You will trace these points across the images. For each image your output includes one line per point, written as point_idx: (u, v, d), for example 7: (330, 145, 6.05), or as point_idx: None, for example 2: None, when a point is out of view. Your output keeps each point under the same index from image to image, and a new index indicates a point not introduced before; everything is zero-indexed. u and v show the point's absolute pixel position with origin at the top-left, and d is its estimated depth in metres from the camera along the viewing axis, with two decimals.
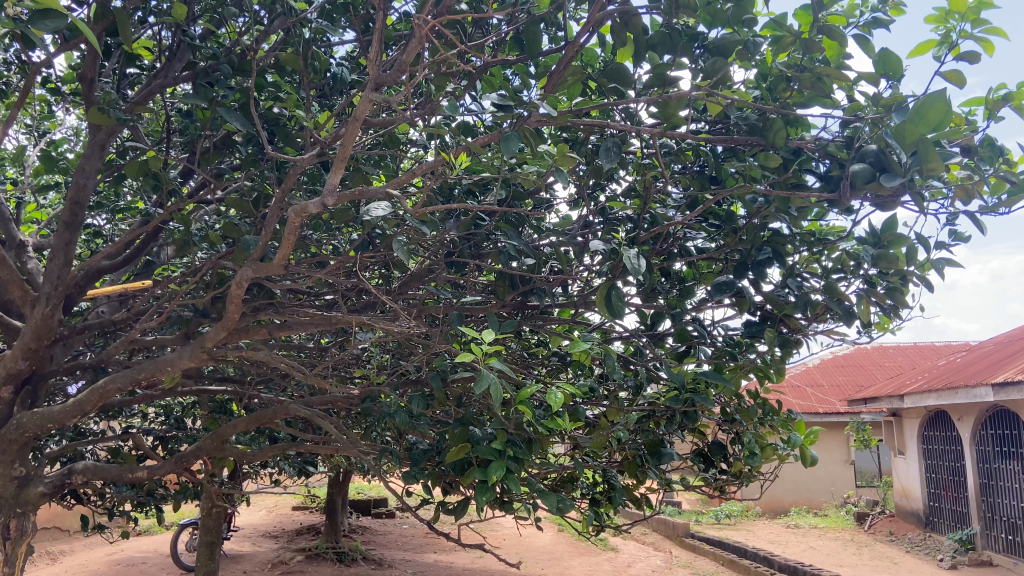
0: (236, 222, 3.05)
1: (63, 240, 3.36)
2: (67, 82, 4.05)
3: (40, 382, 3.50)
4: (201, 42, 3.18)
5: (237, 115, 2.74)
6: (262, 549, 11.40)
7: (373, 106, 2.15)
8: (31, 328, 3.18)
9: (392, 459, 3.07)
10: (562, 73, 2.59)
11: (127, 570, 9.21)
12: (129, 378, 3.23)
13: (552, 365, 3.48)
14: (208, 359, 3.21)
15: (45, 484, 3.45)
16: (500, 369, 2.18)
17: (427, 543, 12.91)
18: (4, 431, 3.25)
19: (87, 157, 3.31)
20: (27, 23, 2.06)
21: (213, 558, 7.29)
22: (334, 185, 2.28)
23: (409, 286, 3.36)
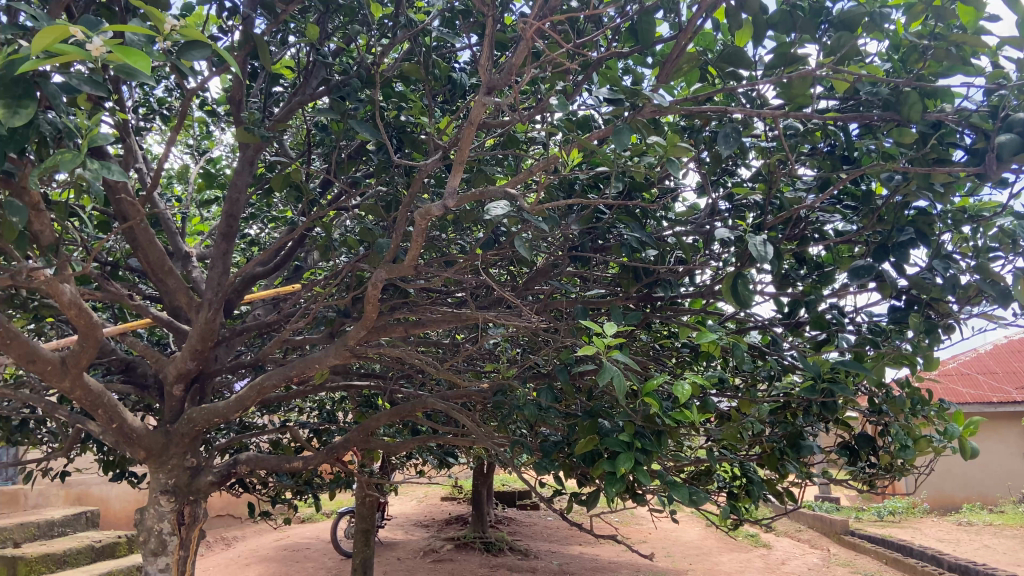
0: (371, 228, 3.23)
1: (221, 250, 3.67)
2: (221, 104, 4.43)
3: (207, 380, 3.82)
4: (334, 59, 3.38)
5: (367, 125, 2.89)
6: (415, 538, 11.90)
7: (487, 110, 2.20)
8: (196, 333, 3.43)
9: (525, 451, 3.11)
10: (676, 61, 2.56)
11: (293, 555, 9.91)
12: (282, 375, 3.47)
13: (683, 357, 3.43)
14: (351, 357, 3.39)
15: (213, 473, 3.75)
16: (624, 361, 2.19)
17: (572, 535, 13.01)
18: (177, 425, 3.58)
19: (240, 173, 3.61)
20: (177, 55, 2.20)
21: (369, 545, 7.70)
22: (454, 187, 2.35)
23: (534, 282, 3.40)
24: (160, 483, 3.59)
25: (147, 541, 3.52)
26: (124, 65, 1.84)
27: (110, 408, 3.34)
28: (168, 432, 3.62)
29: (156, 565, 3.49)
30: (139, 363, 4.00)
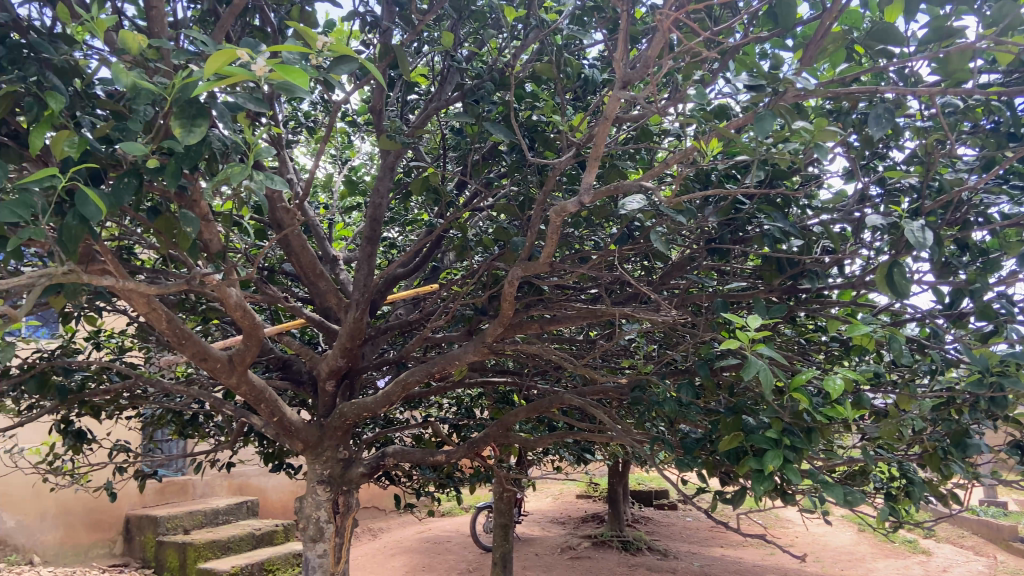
0: (506, 227, 3.28)
1: (365, 252, 3.85)
2: (361, 114, 4.64)
3: (355, 377, 4.01)
4: (467, 63, 3.46)
5: (501, 127, 2.94)
6: (552, 534, 12.00)
7: (622, 104, 2.18)
8: (346, 331, 3.61)
9: (666, 448, 3.07)
10: (820, 42, 2.45)
11: (436, 548, 10.24)
12: (424, 371, 3.59)
13: (831, 352, 3.27)
14: (490, 353, 3.46)
15: (364, 465, 3.92)
16: (770, 355, 2.12)
17: (713, 536, 12.69)
18: (330, 419, 3.78)
19: (381, 179, 3.76)
20: (327, 71, 2.34)
21: (508, 540, 7.82)
22: (590, 183, 2.36)
23: (670, 276, 3.35)
24: (316, 473, 3.80)
25: (307, 527, 3.72)
26: (284, 82, 1.96)
27: (271, 403, 3.58)
28: (323, 425, 3.82)
29: (315, 551, 3.70)
30: (293, 361, 4.26)
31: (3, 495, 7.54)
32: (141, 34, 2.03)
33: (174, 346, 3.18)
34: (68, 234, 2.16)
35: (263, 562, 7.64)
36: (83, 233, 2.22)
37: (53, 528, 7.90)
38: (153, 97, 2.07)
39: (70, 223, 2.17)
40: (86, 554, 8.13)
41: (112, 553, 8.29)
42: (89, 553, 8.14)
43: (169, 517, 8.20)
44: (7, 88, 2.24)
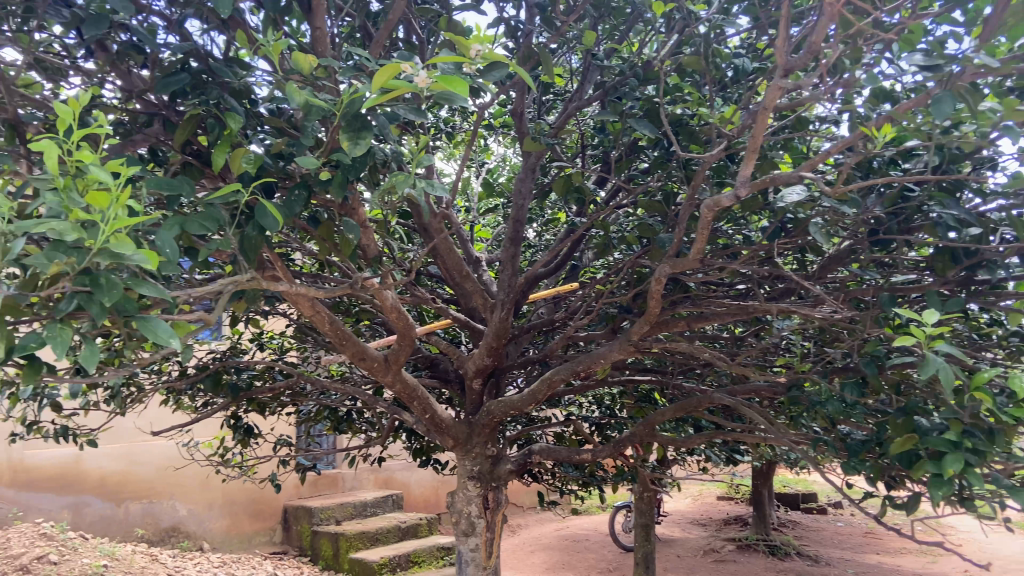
0: (652, 223, 3.24)
1: (509, 253, 3.86)
2: (498, 117, 4.71)
3: (501, 375, 4.07)
4: (608, 60, 3.45)
5: (647, 123, 2.91)
6: (693, 536, 11.75)
7: (783, 93, 2.11)
8: (492, 331, 3.67)
9: (828, 449, 2.94)
10: (1000, 14, 2.26)
11: (575, 546, 10.27)
12: (570, 369, 3.60)
13: (1013, 348, 3.02)
14: (636, 351, 3.43)
15: (512, 462, 3.98)
16: (950, 353, 1.99)
17: (867, 543, 12.00)
18: (478, 416, 3.86)
19: (523, 180, 3.76)
20: (480, 78, 2.37)
21: (649, 540, 7.73)
22: (747, 176, 2.29)
23: (828, 270, 3.20)
24: (467, 469, 3.91)
25: (459, 521, 3.85)
26: (444, 92, 2.02)
27: (423, 400, 3.72)
28: (471, 422, 3.92)
29: (467, 545, 3.83)
30: (441, 359, 4.39)
31: (177, 485, 8.20)
32: (311, 54, 2.15)
33: (335, 346, 3.37)
34: (248, 243, 2.36)
35: (409, 554, 8.02)
36: (261, 243, 2.42)
37: (220, 516, 8.53)
38: (323, 114, 2.20)
39: (250, 234, 2.36)
40: (251, 542, 8.74)
41: (273, 541, 8.88)
42: (253, 540, 8.74)
43: (322, 508, 8.70)
44: (193, 111, 2.45)
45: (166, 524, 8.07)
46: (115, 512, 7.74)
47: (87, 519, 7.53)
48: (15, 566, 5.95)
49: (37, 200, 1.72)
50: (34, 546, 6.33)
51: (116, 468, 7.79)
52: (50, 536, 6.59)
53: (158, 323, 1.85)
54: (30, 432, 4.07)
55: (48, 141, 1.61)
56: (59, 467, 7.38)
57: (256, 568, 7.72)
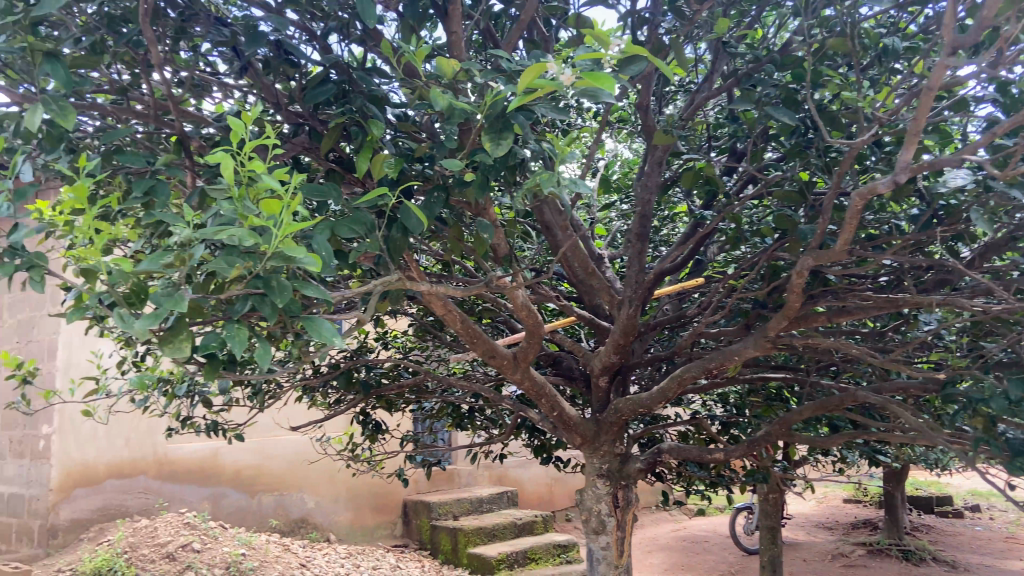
0: (790, 214, 3.15)
1: (636, 249, 3.79)
2: (617, 111, 4.66)
3: (628, 373, 4.01)
4: (740, 48, 3.36)
5: (787, 112, 2.82)
6: (819, 540, 11.29)
7: (951, 71, 2.03)
8: (619, 329, 3.62)
9: (988, 449, 2.78)
10: None
11: (695, 547, 10.08)
12: (702, 367, 3.50)
13: None
14: (772, 348, 3.32)
15: (641, 461, 3.91)
16: None
17: (1013, 551, 11.18)
18: (606, 414, 3.84)
19: (649, 175, 3.67)
20: (617, 73, 2.30)
21: (775, 543, 7.49)
22: (908, 160, 2.22)
23: (987, 258, 3.01)
24: (595, 467, 3.89)
25: (589, 519, 3.84)
26: (588, 89, 2.02)
27: (551, 398, 3.73)
28: (599, 420, 3.90)
29: (598, 543, 3.83)
30: (564, 357, 4.38)
31: (305, 478, 8.58)
32: (453, 58, 2.18)
33: (466, 345, 3.43)
34: (393, 245, 2.45)
35: (526, 550, 8.10)
36: (405, 244, 2.51)
37: (345, 509, 8.85)
38: (467, 116, 2.25)
39: (395, 236, 2.45)
40: (373, 534, 9.05)
41: (394, 534, 9.18)
42: (376, 533, 9.05)
43: (440, 504, 8.90)
44: (338, 119, 2.57)
45: (295, 515, 8.45)
46: (249, 503, 8.15)
47: (225, 509, 7.97)
48: (165, 552, 6.39)
49: (215, 209, 1.85)
50: (181, 533, 6.78)
51: (250, 461, 8.20)
52: (194, 525, 7.00)
53: (322, 323, 1.96)
54: (184, 427, 4.35)
55: (225, 154, 1.72)
56: (199, 460, 7.82)
57: (380, 560, 7.99)
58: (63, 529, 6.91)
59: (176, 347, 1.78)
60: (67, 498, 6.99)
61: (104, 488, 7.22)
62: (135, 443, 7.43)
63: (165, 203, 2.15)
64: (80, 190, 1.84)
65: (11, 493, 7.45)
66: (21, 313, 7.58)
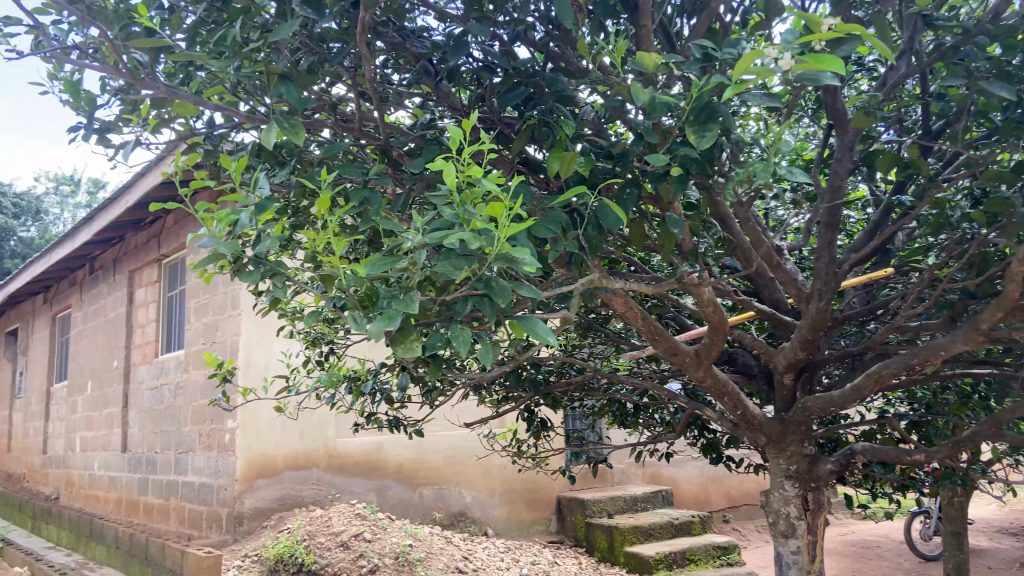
0: (1006, 197, 2.92)
1: (825, 240, 3.57)
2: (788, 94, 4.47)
3: (815, 370, 3.82)
4: (940, 20, 3.14)
5: (1009, 86, 2.61)
6: (1006, 548, 10.36)
7: None
8: (808, 323, 3.46)
9: None
10: None
11: (865, 552, 9.52)
12: (903, 363, 3.28)
13: None
14: (986, 342, 3.06)
15: (833, 462, 3.73)
16: None
17: None
18: (793, 413, 3.68)
19: (840, 161, 3.44)
20: (829, 53, 2.25)
21: (961, 551, 6.93)
22: None
23: None
24: (782, 468, 3.76)
25: (777, 522, 3.71)
26: (807, 72, 1.99)
27: (734, 396, 3.63)
28: (785, 419, 3.76)
29: (787, 547, 3.68)
30: (741, 353, 4.24)
31: (463, 473, 8.70)
32: (656, 52, 2.19)
33: (648, 342, 3.38)
34: (591, 243, 2.46)
35: (686, 550, 7.93)
36: (602, 242, 2.52)
37: (501, 504, 8.93)
38: (669, 109, 2.24)
39: (592, 234, 2.46)
40: (529, 530, 9.12)
41: (549, 530, 9.22)
42: (532, 529, 9.13)
43: (595, 501, 8.89)
44: (530, 122, 2.62)
45: (454, 509, 8.60)
46: (411, 496, 8.34)
47: (391, 501, 8.21)
48: (340, 540, 6.68)
49: (437, 214, 1.93)
50: (353, 523, 7.01)
51: (411, 454, 8.40)
52: (364, 515, 7.19)
53: (537, 322, 2.00)
54: (368, 422, 4.58)
55: (450, 159, 1.80)
56: (364, 453, 8.07)
57: (538, 555, 8.06)
58: (248, 517, 7.47)
59: (406, 347, 1.90)
60: (250, 489, 7.54)
61: (282, 478, 7.68)
62: (309, 437, 7.81)
63: (378, 212, 2.31)
64: (325, 201, 2.13)
65: (202, 482, 8.12)
66: (207, 316, 8.24)
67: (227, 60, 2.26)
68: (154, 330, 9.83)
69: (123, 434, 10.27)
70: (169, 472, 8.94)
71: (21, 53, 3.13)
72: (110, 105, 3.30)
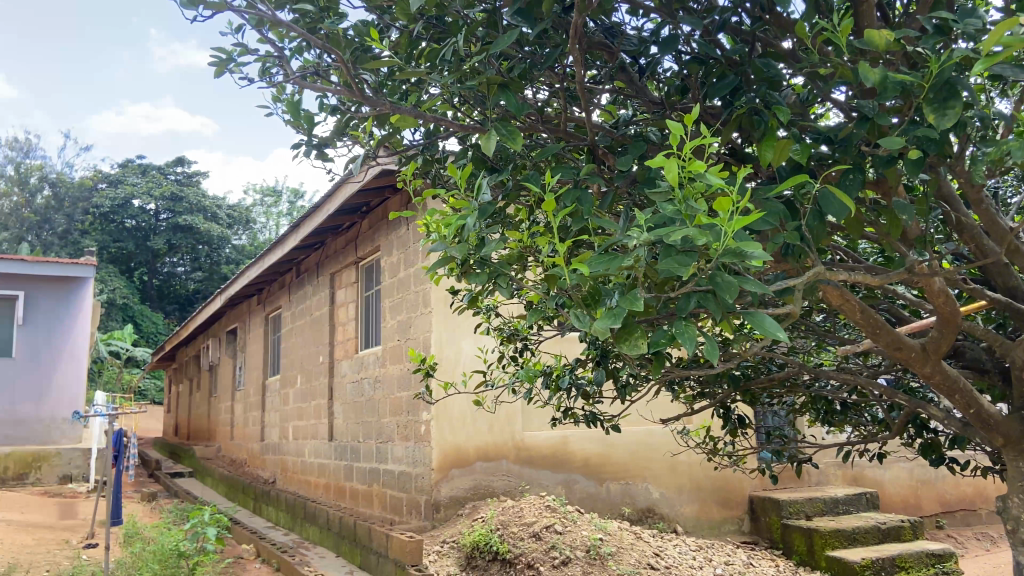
0: None
1: None
2: None
3: None
4: None
5: None
6: None
7: None
8: None
9: None
10: None
11: None
12: None
13: None
14: None
15: None
16: None
17: None
18: None
19: None
20: None
21: None
22: None
23: None
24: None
25: (1018, 530, 3.38)
26: None
27: (967, 393, 3.32)
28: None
29: None
30: (968, 346, 3.88)
31: (650, 468, 8.58)
32: (886, 28, 2.06)
33: (866, 337, 3.16)
34: (812, 234, 2.35)
35: (896, 558, 7.38)
36: (824, 231, 2.40)
37: (691, 501, 8.75)
38: (898, 89, 2.10)
39: (812, 223, 2.35)
40: (721, 529, 8.87)
41: (742, 530, 8.93)
42: (724, 528, 8.88)
43: (791, 502, 8.49)
44: (739, 111, 2.50)
45: (643, 505, 8.51)
46: (599, 490, 8.32)
47: (578, 495, 8.21)
48: (532, 531, 6.82)
49: (658, 210, 1.93)
50: (544, 514, 7.11)
51: (596, 449, 8.37)
52: (554, 507, 7.29)
53: (765, 317, 1.93)
54: (566, 417, 4.63)
55: (674, 157, 1.78)
56: (553, 446, 8.18)
57: (732, 555, 7.81)
58: (445, 505, 7.82)
59: (632, 344, 1.98)
60: (446, 477, 7.89)
61: (475, 468, 7.94)
62: (497, 429, 8.04)
63: (591, 210, 2.38)
64: (550, 203, 2.25)
65: (402, 470, 8.63)
66: (402, 314, 8.73)
67: (451, 75, 2.44)
68: (353, 328, 10.55)
69: (329, 424, 11.13)
70: (371, 461, 9.57)
71: (251, 80, 3.45)
72: (327, 121, 3.59)
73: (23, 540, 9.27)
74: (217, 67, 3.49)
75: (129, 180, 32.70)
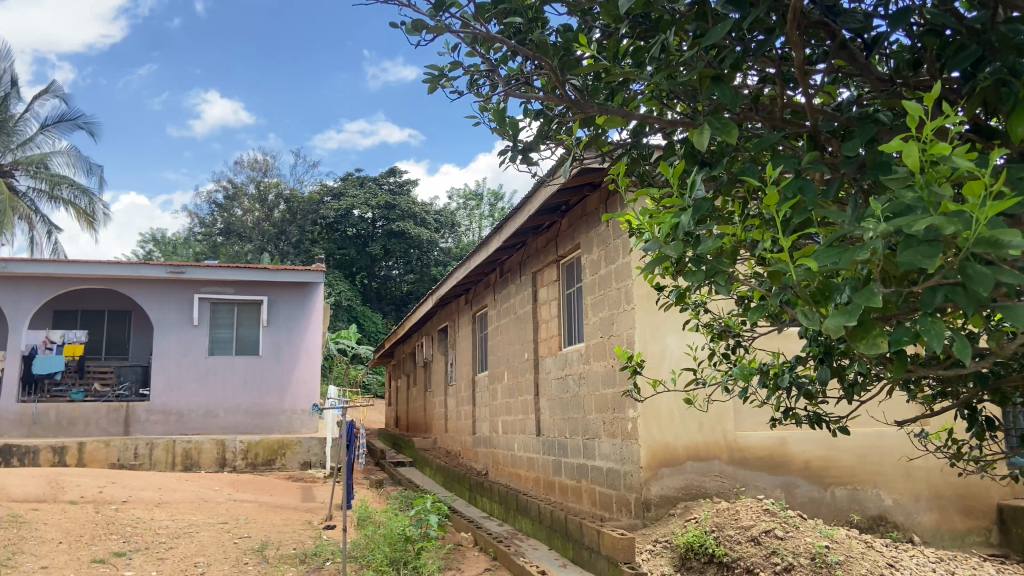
0: None
1: None
2: None
3: None
4: None
5: None
6: None
7: None
8: None
9: None
10: None
11: None
12: None
13: None
14: None
15: None
16: None
17: None
18: None
19: None
20: None
21: None
22: None
23: None
24: None
25: None
26: None
27: None
28: None
29: None
30: None
31: (879, 473, 7.93)
32: None
33: None
34: None
35: None
36: None
37: (929, 510, 7.98)
38: None
39: None
40: (965, 541, 8.00)
41: (991, 542, 8.01)
42: (968, 539, 8.00)
43: None
44: (984, 83, 2.23)
45: (873, 512, 7.87)
46: (823, 495, 7.81)
47: (799, 499, 7.75)
48: (750, 534, 6.56)
49: (894, 199, 1.77)
50: (762, 518, 6.79)
51: (819, 451, 7.87)
52: (773, 510, 6.95)
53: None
54: (787, 417, 4.34)
55: (913, 141, 1.64)
56: (769, 447, 7.81)
57: (980, 570, 7.03)
58: (655, 503, 7.62)
59: (870, 343, 1.84)
60: (655, 476, 7.70)
61: (685, 468, 7.71)
62: (708, 428, 7.80)
63: (814, 200, 2.24)
64: (771, 197, 2.14)
65: (610, 467, 8.64)
66: (604, 310, 8.75)
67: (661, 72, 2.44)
68: (556, 324, 10.74)
69: (537, 420, 11.41)
70: (579, 456, 9.68)
71: (459, 93, 3.60)
72: (531, 126, 3.67)
73: (274, 519, 10.44)
74: (430, 83, 3.68)
75: (349, 192, 35.65)
